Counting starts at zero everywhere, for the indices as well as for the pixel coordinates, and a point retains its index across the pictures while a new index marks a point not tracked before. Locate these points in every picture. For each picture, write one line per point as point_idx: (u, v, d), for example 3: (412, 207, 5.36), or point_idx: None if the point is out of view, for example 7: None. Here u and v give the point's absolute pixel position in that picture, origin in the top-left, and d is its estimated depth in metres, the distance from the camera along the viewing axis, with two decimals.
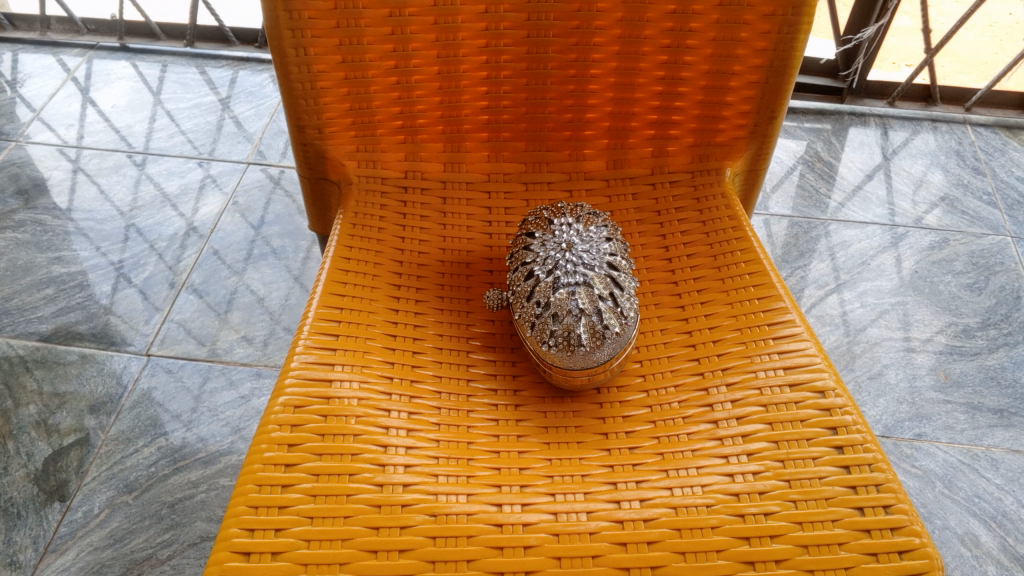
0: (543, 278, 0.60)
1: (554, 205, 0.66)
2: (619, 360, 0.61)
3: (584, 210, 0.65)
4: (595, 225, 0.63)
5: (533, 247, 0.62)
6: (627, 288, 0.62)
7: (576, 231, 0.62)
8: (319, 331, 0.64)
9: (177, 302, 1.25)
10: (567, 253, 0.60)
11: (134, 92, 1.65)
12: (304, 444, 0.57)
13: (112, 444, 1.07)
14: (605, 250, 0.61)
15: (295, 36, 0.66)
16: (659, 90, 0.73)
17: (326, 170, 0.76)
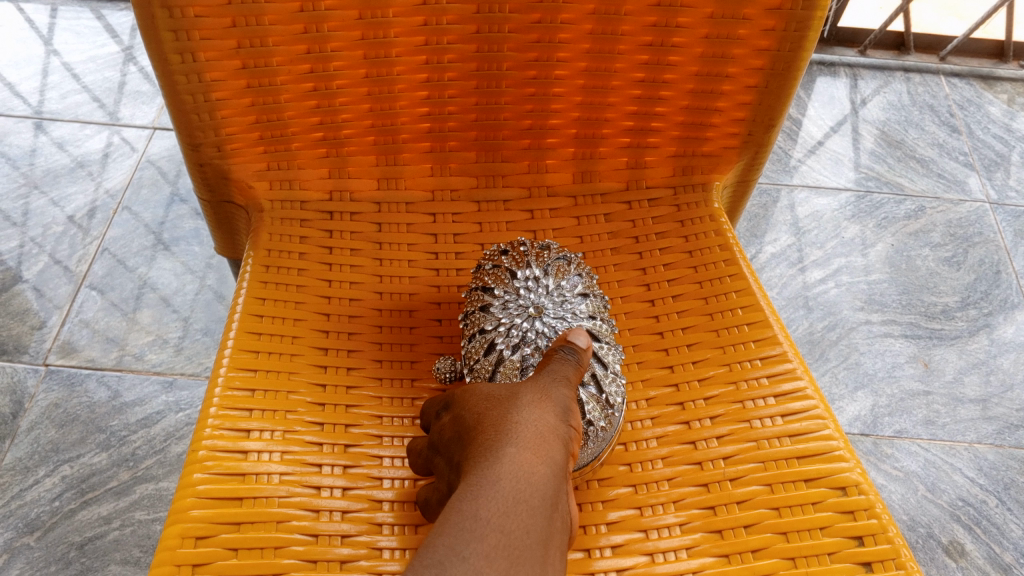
0: (510, 355, 0.49)
1: (516, 250, 0.54)
2: (603, 453, 0.50)
3: (553, 259, 0.54)
4: (567, 283, 0.52)
5: (495, 313, 0.51)
6: (610, 366, 0.50)
7: (545, 293, 0.51)
8: (224, 425, 0.50)
9: (78, 299, 1.10)
10: (536, 323, 0.50)
11: (20, 42, 1.44)
12: (213, 565, 0.45)
13: (8, 475, 0.94)
14: (581, 317, 0.51)
15: (178, 38, 0.51)
16: (638, 93, 0.61)
17: (231, 193, 0.62)
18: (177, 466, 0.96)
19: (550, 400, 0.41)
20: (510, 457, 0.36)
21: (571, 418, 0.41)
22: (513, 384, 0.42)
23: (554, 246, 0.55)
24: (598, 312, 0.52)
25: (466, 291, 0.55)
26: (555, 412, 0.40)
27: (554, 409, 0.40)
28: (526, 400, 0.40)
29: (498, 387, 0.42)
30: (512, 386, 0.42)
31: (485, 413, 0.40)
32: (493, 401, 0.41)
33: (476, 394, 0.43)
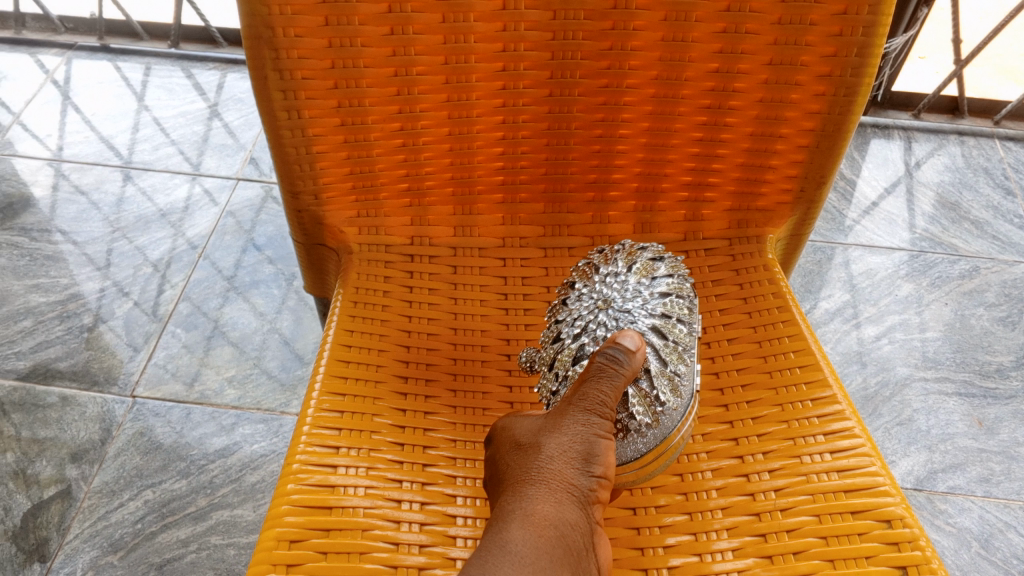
0: (569, 343, 0.49)
1: (610, 249, 0.55)
2: (656, 457, 0.48)
3: (641, 256, 0.53)
4: (646, 279, 0.51)
5: (568, 302, 0.52)
6: (673, 365, 0.49)
7: (618, 286, 0.51)
8: (316, 442, 0.56)
9: (164, 336, 1.18)
10: (601, 313, 0.49)
11: (116, 98, 1.56)
12: (304, 566, 0.50)
13: (95, 497, 1.01)
14: (650, 314, 0.49)
15: (286, 97, 0.59)
16: (696, 151, 0.66)
17: (324, 236, 0.69)
18: (250, 495, 1.02)
19: (572, 447, 0.43)
20: (518, 530, 0.39)
21: (595, 462, 0.43)
22: (543, 426, 0.45)
23: (651, 244, 0.55)
24: (673, 311, 0.50)
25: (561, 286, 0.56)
26: (572, 467, 0.43)
27: (575, 456, 0.43)
28: (549, 450, 0.43)
29: (531, 429, 0.45)
30: (539, 434, 0.45)
31: (510, 469, 0.43)
32: (519, 454, 0.44)
33: (510, 439, 0.46)
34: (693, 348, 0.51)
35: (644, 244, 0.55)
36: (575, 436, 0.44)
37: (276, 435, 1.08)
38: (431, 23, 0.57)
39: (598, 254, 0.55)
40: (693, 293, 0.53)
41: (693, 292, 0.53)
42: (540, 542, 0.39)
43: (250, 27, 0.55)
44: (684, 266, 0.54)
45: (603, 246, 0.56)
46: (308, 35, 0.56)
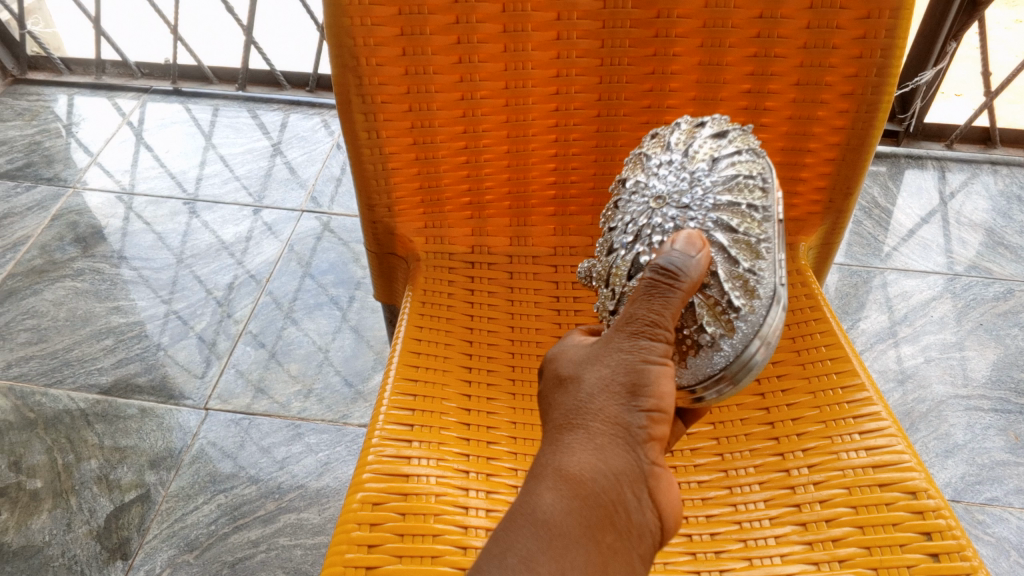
0: (623, 254, 0.52)
1: (664, 136, 0.57)
2: (743, 365, 0.49)
3: (696, 143, 0.55)
4: (701, 166, 0.53)
5: (622, 206, 0.55)
6: (745, 263, 0.51)
7: (673, 178, 0.53)
8: (392, 420, 0.63)
9: (234, 353, 1.28)
10: (654, 213, 0.52)
11: (187, 137, 1.68)
12: (385, 524, 0.56)
13: (172, 500, 1.09)
14: (708, 204, 0.51)
15: (367, 119, 0.67)
16: None
17: (395, 245, 0.77)
18: (316, 499, 1.10)
19: (614, 380, 0.44)
20: (550, 484, 0.41)
21: (642, 395, 0.43)
22: (590, 357, 0.46)
23: (705, 124, 0.56)
24: (734, 197, 0.52)
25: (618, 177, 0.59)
26: (615, 405, 0.43)
27: (619, 393, 0.44)
28: (591, 388, 0.44)
29: (577, 361, 0.46)
30: (583, 368, 0.45)
31: (553, 409, 0.45)
32: (563, 391, 0.45)
33: (559, 371, 0.47)
34: (768, 232, 0.52)
35: (699, 125, 0.56)
36: (620, 368, 0.44)
37: (338, 444, 1.16)
38: (494, 52, 0.65)
39: (652, 146, 0.57)
40: (759, 166, 0.54)
41: (761, 166, 0.54)
42: (571, 494, 0.40)
43: (337, 57, 0.63)
44: (747, 142, 0.55)
45: (660, 131, 0.58)
46: (388, 64, 0.64)
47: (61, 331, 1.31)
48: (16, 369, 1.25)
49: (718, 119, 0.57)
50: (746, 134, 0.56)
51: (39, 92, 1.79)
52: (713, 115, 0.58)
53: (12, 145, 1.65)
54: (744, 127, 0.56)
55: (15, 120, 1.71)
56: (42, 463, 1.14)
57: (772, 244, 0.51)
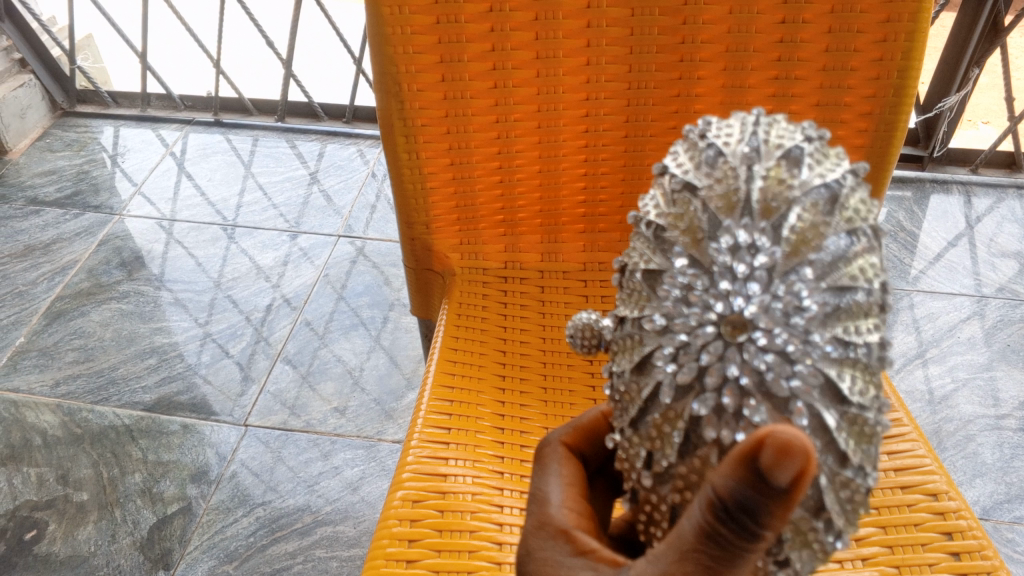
0: (670, 402, 0.34)
1: (740, 181, 0.34)
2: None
3: (791, 217, 0.33)
4: (802, 267, 0.33)
5: (671, 308, 0.34)
6: (854, 459, 0.32)
7: (762, 283, 0.32)
8: (431, 424, 0.66)
9: (273, 372, 1.32)
10: (732, 351, 0.32)
11: (228, 166, 1.74)
12: (425, 521, 0.59)
13: (212, 513, 1.13)
14: (811, 345, 0.32)
15: (409, 142, 0.71)
16: None
17: (431, 261, 0.80)
18: (350, 513, 1.13)
19: None
20: None
21: None
22: None
23: (806, 177, 0.34)
24: (840, 330, 0.33)
25: (650, 211, 0.37)
26: None
27: None
28: None
29: None
30: None
31: None
32: None
33: None
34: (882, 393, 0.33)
35: (793, 166, 0.34)
36: None
37: (373, 461, 1.19)
38: (527, 76, 0.69)
39: (718, 189, 0.34)
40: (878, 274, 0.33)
41: (877, 265, 0.34)
42: None
43: (381, 84, 0.68)
44: (855, 215, 0.34)
45: (726, 160, 0.35)
46: (427, 89, 0.69)
47: (107, 350, 1.36)
48: (64, 387, 1.30)
49: (817, 165, 0.35)
50: (856, 195, 0.35)
51: (87, 123, 1.86)
52: (806, 142, 0.35)
53: (62, 173, 1.72)
54: (852, 180, 0.35)
55: (64, 150, 1.78)
56: (88, 476, 1.18)
57: (882, 416, 0.33)
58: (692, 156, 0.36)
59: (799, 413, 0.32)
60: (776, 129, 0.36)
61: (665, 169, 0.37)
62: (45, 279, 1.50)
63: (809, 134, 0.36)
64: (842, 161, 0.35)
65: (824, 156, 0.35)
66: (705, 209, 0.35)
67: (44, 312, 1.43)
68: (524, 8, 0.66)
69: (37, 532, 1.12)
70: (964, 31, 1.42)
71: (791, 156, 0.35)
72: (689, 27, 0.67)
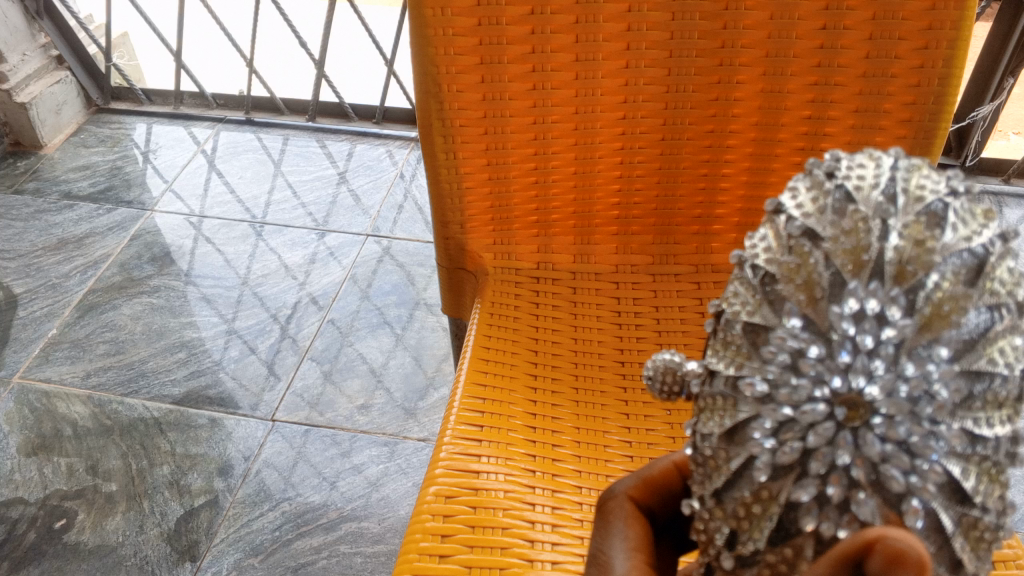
0: (768, 483, 0.29)
1: (872, 237, 0.30)
2: None
3: (927, 284, 0.29)
4: (936, 344, 0.29)
5: (774, 379, 0.30)
6: (967, 565, 0.29)
7: (890, 361, 0.28)
8: (464, 420, 0.66)
9: (300, 369, 1.33)
10: (845, 436, 0.28)
11: (258, 164, 1.75)
12: (457, 516, 0.59)
13: (239, 507, 1.14)
14: (935, 440, 0.28)
15: (446, 141, 0.72)
16: None
17: (464, 260, 0.81)
18: (374, 510, 1.14)
19: None
20: None
21: None
22: None
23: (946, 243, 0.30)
24: (969, 422, 0.28)
25: (762, 252, 0.32)
26: None
27: None
28: None
29: None
30: None
31: None
32: None
33: None
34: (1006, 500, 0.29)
35: (935, 227, 0.30)
36: None
37: (398, 458, 1.20)
38: (565, 79, 0.69)
39: (841, 242, 0.30)
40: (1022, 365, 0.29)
41: (1022, 350, 0.29)
42: None
43: (422, 83, 0.69)
44: (997, 289, 0.30)
45: (858, 210, 0.30)
46: (467, 90, 0.69)
47: (138, 344, 1.37)
48: (94, 379, 1.32)
49: (960, 227, 0.30)
50: (1000, 268, 0.30)
51: (121, 120, 1.88)
52: (952, 196, 0.31)
53: (95, 168, 1.74)
54: (998, 249, 0.30)
55: (98, 146, 1.80)
56: (117, 467, 1.20)
57: (1004, 521, 0.29)
58: (814, 201, 0.32)
59: (914, 514, 0.28)
60: (916, 177, 0.31)
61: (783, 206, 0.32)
62: (78, 272, 1.52)
63: (955, 189, 0.31)
64: (992, 223, 0.31)
65: (970, 216, 0.31)
66: (826, 264, 0.30)
67: (76, 305, 1.45)
68: (566, 10, 0.66)
69: (66, 521, 1.14)
70: (1000, 39, 1.41)
71: (932, 214, 0.30)
72: (729, 31, 0.67)
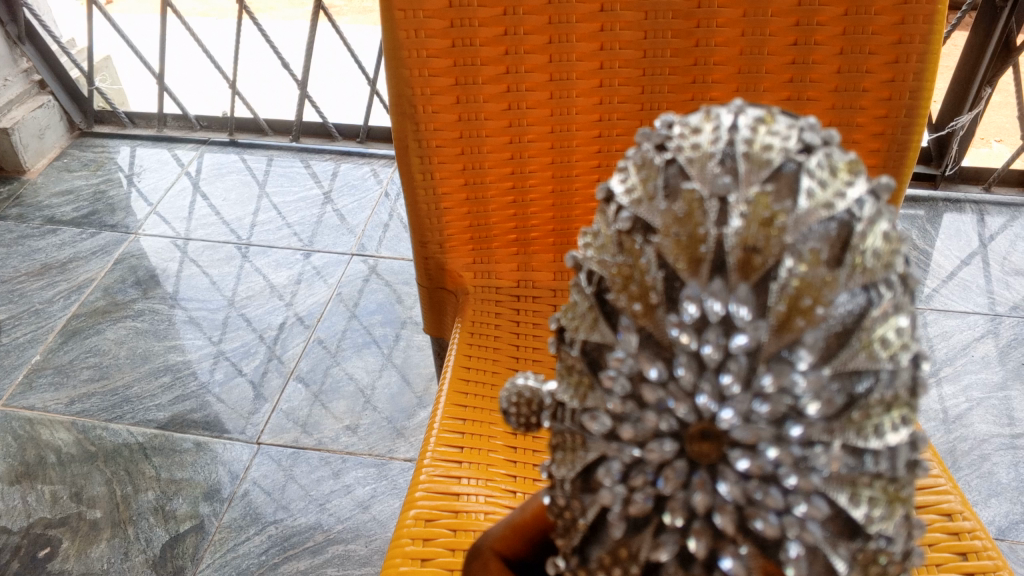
0: (621, 534, 0.28)
1: (709, 221, 0.27)
2: None
3: (779, 274, 0.27)
4: (797, 348, 0.26)
5: (618, 405, 0.28)
6: None
7: (743, 381, 0.26)
8: (444, 442, 0.66)
9: (285, 391, 1.32)
10: (699, 476, 0.27)
11: (242, 186, 1.75)
12: (437, 539, 0.59)
13: (225, 531, 1.13)
14: (810, 468, 0.26)
15: (423, 162, 0.72)
16: None
17: (444, 280, 0.81)
18: (361, 532, 1.13)
19: None
20: None
21: None
22: None
23: (801, 211, 0.27)
24: (850, 436, 0.27)
25: (596, 270, 0.31)
26: None
27: None
28: None
29: None
30: None
31: None
32: None
33: None
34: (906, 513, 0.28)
35: (793, 191, 0.27)
36: None
37: (385, 479, 1.20)
38: (540, 99, 0.70)
39: (681, 240, 0.28)
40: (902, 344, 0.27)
41: (905, 331, 0.27)
42: None
43: (397, 105, 0.69)
44: (868, 266, 0.27)
45: (693, 188, 0.28)
46: (442, 111, 0.69)
47: (122, 368, 1.37)
48: (79, 405, 1.31)
49: (817, 192, 0.27)
50: (869, 237, 0.27)
51: (104, 144, 1.88)
52: (799, 152, 0.28)
53: (78, 193, 1.74)
54: (867, 213, 0.27)
55: (81, 170, 1.80)
56: (102, 493, 1.19)
57: (902, 542, 0.28)
58: (644, 184, 0.29)
59: (793, 560, 0.26)
60: (761, 134, 0.28)
61: (613, 199, 0.30)
62: (61, 297, 1.51)
63: (806, 143, 0.28)
64: (854, 178, 0.28)
65: (830, 173, 0.28)
66: (659, 262, 0.28)
67: (60, 331, 1.44)
68: (539, 30, 0.66)
69: (50, 550, 1.12)
70: (976, 50, 1.43)
71: (781, 179, 0.27)
72: (702, 49, 0.67)
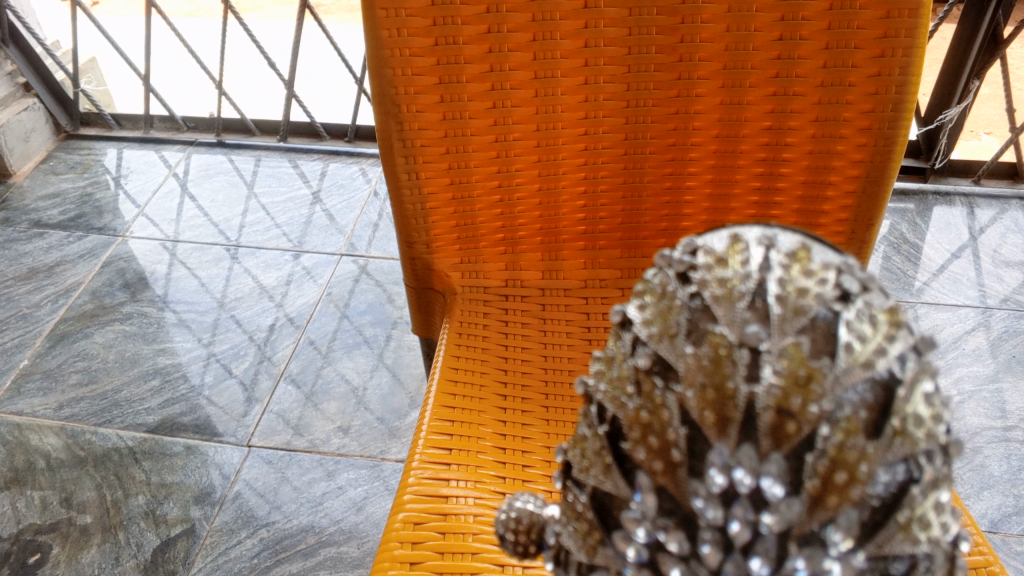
0: None
1: (737, 372, 0.27)
2: None
3: (816, 439, 0.25)
4: (830, 527, 0.25)
5: (631, 574, 0.27)
6: None
7: (772, 565, 0.25)
8: (432, 444, 0.65)
9: (276, 393, 1.31)
10: None
11: (230, 187, 1.74)
12: (426, 542, 0.59)
13: (216, 535, 1.13)
14: None
15: (408, 162, 0.71)
16: (760, 171, 0.73)
17: (432, 280, 0.80)
18: (354, 533, 1.13)
19: None
20: None
21: None
22: None
23: (841, 370, 0.26)
24: None
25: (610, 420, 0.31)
26: None
27: None
28: None
29: None
30: None
31: None
32: None
33: None
34: None
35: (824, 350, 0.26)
36: None
37: (378, 480, 1.19)
38: (525, 96, 0.69)
39: (706, 393, 0.27)
40: (941, 522, 0.26)
41: (939, 509, 0.26)
42: None
43: (380, 105, 0.68)
44: (911, 435, 0.25)
45: (718, 333, 0.27)
46: (426, 110, 0.69)
47: (110, 372, 1.36)
48: (67, 410, 1.30)
49: (856, 347, 0.26)
50: (911, 401, 0.26)
51: (91, 146, 1.87)
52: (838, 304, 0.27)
53: (65, 196, 1.72)
54: (908, 373, 0.26)
55: (68, 173, 1.79)
56: (92, 499, 1.18)
57: None
58: (664, 320, 0.29)
59: None
60: (794, 278, 0.27)
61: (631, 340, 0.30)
62: (49, 301, 1.50)
63: (843, 289, 0.27)
64: (898, 334, 0.26)
65: (868, 326, 0.27)
66: (679, 412, 0.28)
67: (48, 335, 1.43)
68: (523, 28, 0.66)
69: (41, 556, 1.12)
70: (965, 42, 1.42)
71: (813, 330, 0.27)
72: (687, 45, 0.67)
